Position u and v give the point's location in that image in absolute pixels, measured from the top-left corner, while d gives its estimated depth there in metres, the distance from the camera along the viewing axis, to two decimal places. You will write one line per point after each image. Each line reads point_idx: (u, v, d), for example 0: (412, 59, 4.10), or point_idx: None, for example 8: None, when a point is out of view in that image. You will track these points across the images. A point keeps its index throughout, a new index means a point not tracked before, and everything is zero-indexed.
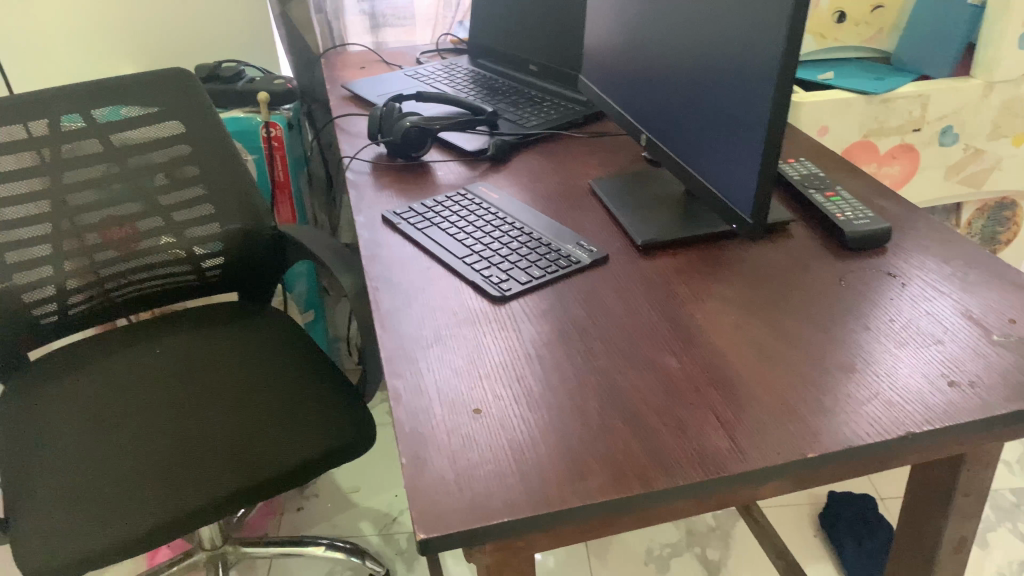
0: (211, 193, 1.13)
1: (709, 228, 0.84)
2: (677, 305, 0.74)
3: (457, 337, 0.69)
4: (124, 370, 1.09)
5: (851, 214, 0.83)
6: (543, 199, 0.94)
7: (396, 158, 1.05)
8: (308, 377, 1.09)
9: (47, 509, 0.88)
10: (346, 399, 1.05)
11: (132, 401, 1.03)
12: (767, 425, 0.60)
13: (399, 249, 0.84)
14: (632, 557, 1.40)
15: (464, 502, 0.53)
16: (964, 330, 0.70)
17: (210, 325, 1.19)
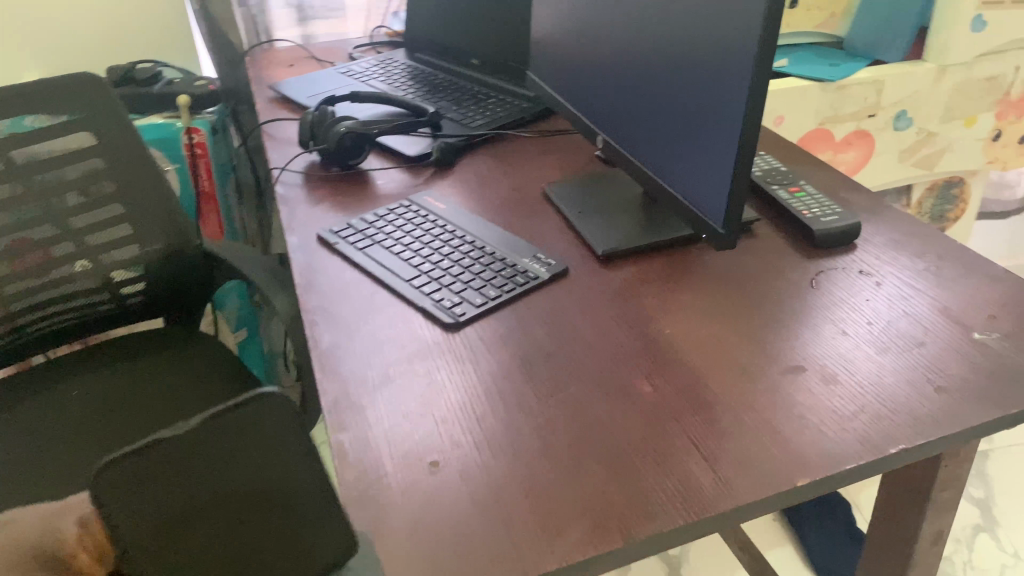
0: (131, 212, 1.04)
1: (672, 234, 0.79)
2: (644, 321, 0.69)
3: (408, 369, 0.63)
4: (42, 413, 0.99)
5: (818, 211, 0.79)
6: (493, 208, 0.88)
7: (332, 168, 0.97)
8: None
9: None
10: None
11: (51, 448, 0.94)
12: (751, 452, 0.56)
13: (339, 273, 0.77)
14: None
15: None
16: (945, 328, 0.66)
17: (136, 356, 1.09)
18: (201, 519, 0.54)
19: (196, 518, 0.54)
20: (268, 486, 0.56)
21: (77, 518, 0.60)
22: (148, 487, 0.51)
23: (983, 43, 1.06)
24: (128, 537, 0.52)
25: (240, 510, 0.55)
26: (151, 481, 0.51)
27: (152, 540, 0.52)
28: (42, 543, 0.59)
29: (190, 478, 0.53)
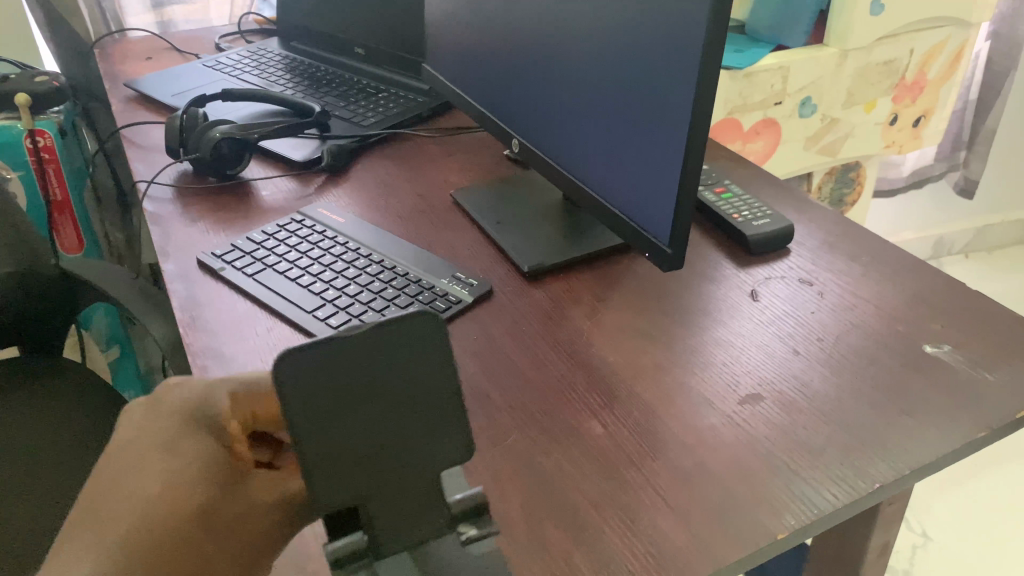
0: None
1: (600, 244, 0.73)
2: (583, 348, 0.63)
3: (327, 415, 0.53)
4: None
5: (749, 214, 0.75)
6: (400, 220, 0.79)
7: (207, 177, 0.86)
8: None
9: None
10: None
11: None
12: (721, 504, 0.50)
13: (228, 306, 0.67)
14: None
15: None
16: (895, 340, 0.62)
17: None
18: (360, 462, 0.35)
19: (355, 456, 0.35)
20: (451, 420, 0.37)
21: (232, 383, 0.42)
22: (307, 402, 0.33)
23: (882, 27, 1.05)
24: (323, 456, 0.34)
25: (422, 444, 0.36)
26: (329, 390, 0.33)
27: (342, 466, 0.34)
28: (212, 406, 0.43)
29: (347, 394, 0.34)
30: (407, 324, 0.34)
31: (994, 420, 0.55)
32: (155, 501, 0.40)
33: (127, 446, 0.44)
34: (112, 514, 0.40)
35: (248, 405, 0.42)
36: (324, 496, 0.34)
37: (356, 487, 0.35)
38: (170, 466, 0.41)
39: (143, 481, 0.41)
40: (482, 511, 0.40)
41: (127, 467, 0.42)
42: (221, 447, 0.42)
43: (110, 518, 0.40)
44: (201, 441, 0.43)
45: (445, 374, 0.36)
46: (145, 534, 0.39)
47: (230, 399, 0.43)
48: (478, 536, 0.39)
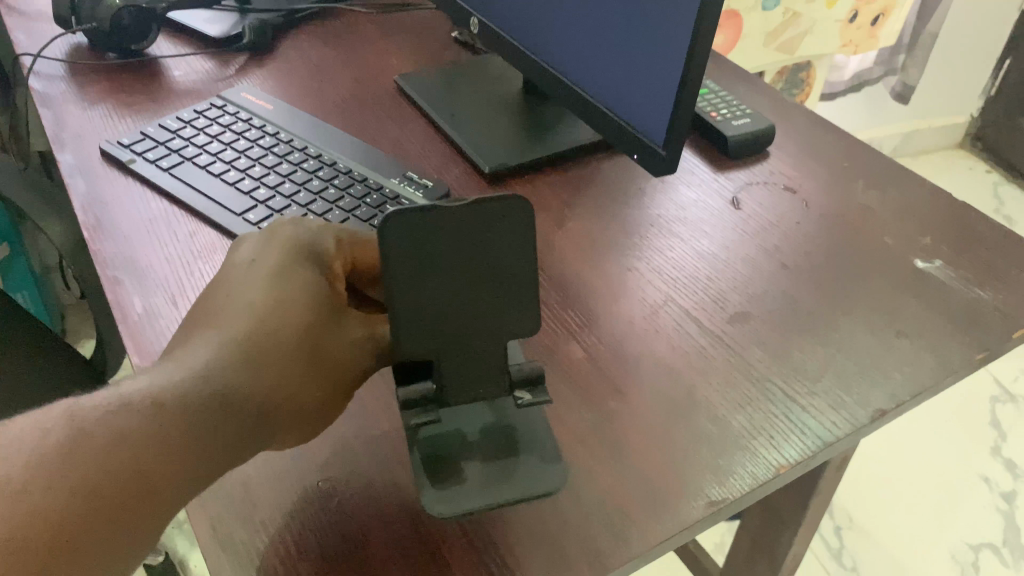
0: None
1: (567, 142, 0.66)
2: (555, 260, 0.56)
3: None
4: None
5: (727, 112, 0.69)
6: (336, 108, 0.69)
7: (106, 54, 0.73)
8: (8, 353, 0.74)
9: None
10: (75, 381, 0.73)
11: None
12: (716, 437, 0.46)
13: (140, 206, 0.57)
14: None
15: None
16: (886, 256, 0.58)
17: None
18: (447, 315, 0.40)
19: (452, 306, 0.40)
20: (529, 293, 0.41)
21: (336, 231, 0.47)
22: (416, 254, 0.39)
23: None
24: (411, 310, 0.40)
25: (501, 307, 0.41)
26: (423, 261, 0.39)
27: (433, 319, 0.40)
28: (319, 246, 0.46)
29: (441, 256, 0.39)
30: (495, 209, 0.39)
31: (993, 342, 0.52)
32: (275, 307, 0.42)
33: (236, 264, 0.45)
34: (228, 314, 0.42)
35: (359, 254, 0.47)
36: (409, 338, 0.40)
37: (438, 338, 0.40)
38: (284, 284, 0.43)
39: (255, 292, 0.43)
40: (539, 380, 0.43)
41: (237, 280, 0.44)
42: (331, 281, 0.45)
43: (227, 318, 0.41)
44: (311, 269, 0.44)
45: (531, 252, 0.41)
46: (267, 332, 0.41)
47: (340, 245, 0.47)
48: (540, 398, 0.42)
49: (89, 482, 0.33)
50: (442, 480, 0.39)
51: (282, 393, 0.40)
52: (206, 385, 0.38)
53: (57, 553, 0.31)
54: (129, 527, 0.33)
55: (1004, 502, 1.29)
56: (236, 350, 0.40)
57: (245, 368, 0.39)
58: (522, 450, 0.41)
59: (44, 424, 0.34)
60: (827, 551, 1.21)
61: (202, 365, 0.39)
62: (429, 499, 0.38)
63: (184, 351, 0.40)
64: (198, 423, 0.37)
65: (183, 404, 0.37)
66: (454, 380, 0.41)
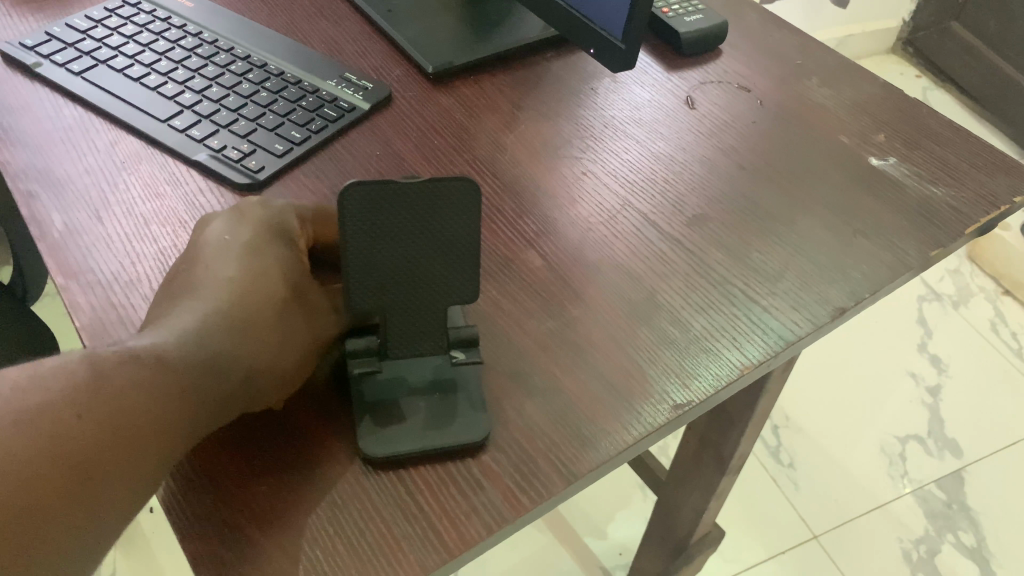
0: None
1: (514, 40, 0.62)
2: (504, 163, 0.54)
3: (198, 244, 0.41)
4: None
5: (680, 8, 0.66)
6: (262, 5, 0.64)
7: None
8: None
9: None
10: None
11: None
12: (683, 340, 0.45)
13: (51, 113, 0.52)
14: None
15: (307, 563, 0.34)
16: (840, 154, 0.58)
17: None
18: (391, 282, 0.36)
19: (397, 278, 0.36)
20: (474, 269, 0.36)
21: (297, 206, 0.44)
22: (366, 226, 0.34)
23: None
24: (361, 281, 0.35)
25: (443, 281, 0.36)
26: (371, 233, 0.34)
27: (380, 287, 0.36)
28: (285, 228, 0.42)
29: (389, 226, 0.35)
30: (450, 188, 0.34)
31: (946, 239, 0.52)
32: (253, 282, 0.39)
33: (209, 235, 0.42)
34: (205, 284, 0.39)
35: (322, 229, 0.44)
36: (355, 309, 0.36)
37: (383, 302, 0.36)
38: (256, 262, 0.40)
39: (229, 268, 0.40)
40: (476, 342, 0.41)
41: (210, 254, 0.41)
42: (298, 258, 0.42)
43: (206, 291, 0.39)
44: (284, 246, 0.42)
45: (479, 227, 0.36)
46: (246, 307, 0.38)
47: (302, 224, 0.43)
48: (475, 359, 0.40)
49: (105, 421, 0.32)
50: (380, 420, 0.38)
51: (266, 361, 0.37)
52: (196, 350, 0.36)
53: (86, 471, 0.30)
54: (132, 475, 0.32)
55: (930, 396, 1.34)
56: (221, 317, 0.38)
57: (232, 336, 0.37)
58: (467, 398, 0.39)
59: (54, 361, 0.33)
60: (767, 450, 1.25)
61: (187, 330, 0.37)
62: (364, 434, 0.37)
63: (161, 322, 0.37)
64: (194, 384, 0.35)
65: (180, 361, 0.35)
66: (399, 335, 0.39)
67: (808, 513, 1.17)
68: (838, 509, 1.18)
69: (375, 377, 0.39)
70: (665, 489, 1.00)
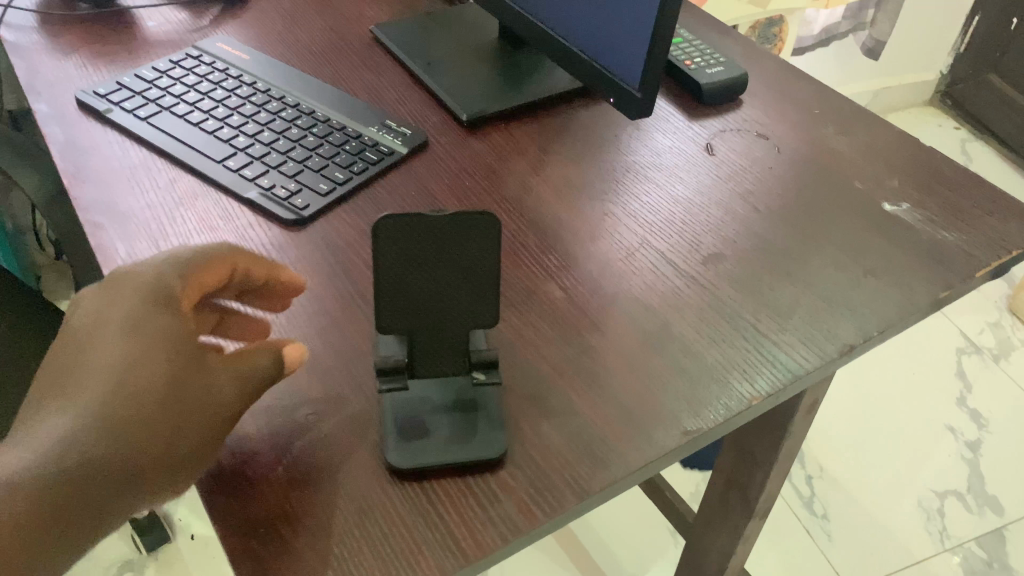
0: None
1: (543, 89, 0.66)
2: (530, 201, 0.58)
3: (84, 314, 0.38)
4: None
5: (702, 60, 0.69)
6: (312, 57, 0.69)
7: (77, 4, 0.72)
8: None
9: None
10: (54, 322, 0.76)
11: None
12: (691, 369, 0.47)
13: (119, 153, 0.57)
14: None
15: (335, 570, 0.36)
16: (855, 199, 0.60)
17: None
18: (416, 304, 0.39)
19: (421, 301, 0.39)
20: (492, 294, 0.39)
21: (176, 263, 0.40)
22: (396, 254, 0.38)
23: None
24: (389, 302, 0.39)
25: (464, 304, 0.39)
26: (398, 260, 0.38)
27: (408, 309, 0.39)
28: (172, 290, 0.39)
29: (417, 255, 0.38)
30: (470, 219, 0.37)
31: (956, 281, 0.54)
32: (132, 365, 0.36)
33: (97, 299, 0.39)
34: (81, 375, 0.36)
35: (202, 281, 0.41)
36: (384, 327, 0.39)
37: (408, 322, 0.39)
38: (139, 340, 0.37)
39: (110, 351, 0.36)
40: (496, 363, 0.44)
41: (83, 334, 0.37)
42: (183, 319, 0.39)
43: (81, 384, 0.35)
44: (177, 314, 0.38)
45: (498, 257, 0.39)
46: (125, 401, 0.35)
47: (185, 280, 0.40)
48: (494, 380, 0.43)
49: None
50: (407, 436, 0.40)
51: (147, 459, 0.35)
52: (65, 463, 0.33)
53: None
54: None
55: (969, 451, 1.33)
56: (93, 414, 0.34)
57: (101, 443, 0.34)
58: (486, 417, 0.42)
59: None
60: (799, 500, 1.25)
61: (53, 441, 0.34)
62: (391, 450, 0.40)
63: (31, 426, 0.35)
64: (56, 509, 0.33)
65: (42, 482, 0.33)
66: (425, 354, 0.42)
67: (841, 566, 1.16)
68: (873, 563, 1.17)
69: (402, 393, 0.42)
70: (692, 531, 1.01)
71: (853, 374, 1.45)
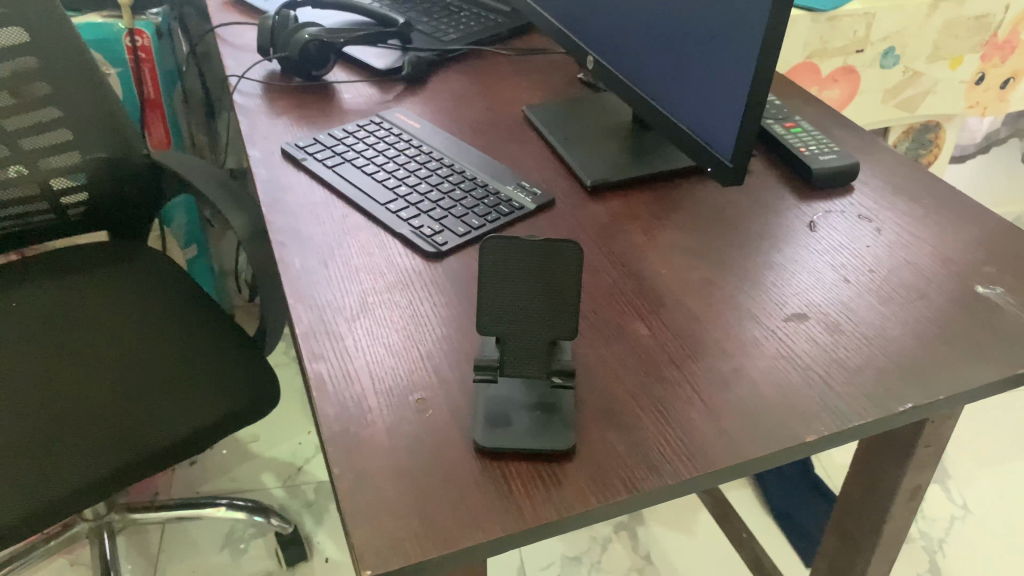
0: (77, 133, 0.97)
1: (664, 166, 0.75)
2: (636, 258, 0.66)
3: None
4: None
5: (816, 148, 0.76)
6: (470, 130, 0.82)
7: (293, 78, 0.89)
8: (198, 327, 0.98)
9: None
10: (245, 352, 0.95)
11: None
12: (754, 405, 0.53)
13: (307, 192, 0.71)
14: None
15: (417, 521, 0.44)
16: (947, 281, 0.63)
17: (92, 267, 1.06)
18: (508, 316, 0.48)
19: (513, 312, 0.48)
20: (570, 310, 0.48)
21: None
22: (496, 271, 0.47)
23: None
24: (487, 310, 0.48)
25: (547, 317, 0.48)
26: (499, 273, 0.47)
27: (501, 317, 0.48)
28: None
29: (511, 273, 0.47)
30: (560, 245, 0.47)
31: None
32: None
33: None
34: None
35: None
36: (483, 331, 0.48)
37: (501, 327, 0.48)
38: None
39: None
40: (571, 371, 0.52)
41: None
42: None
43: None
44: None
45: (577, 280, 0.47)
46: None
47: None
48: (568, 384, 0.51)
49: None
50: (493, 425, 0.49)
51: None
52: None
53: None
54: None
55: None
56: None
57: None
58: (561, 417, 0.50)
59: None
60: None
61: None
62: (479, 434, 0.48)
63: None
64: None
65: None
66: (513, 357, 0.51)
67: None
68: None
69: (492, 385, 0.51)
70: None
71: (1002, 494, 1.36)
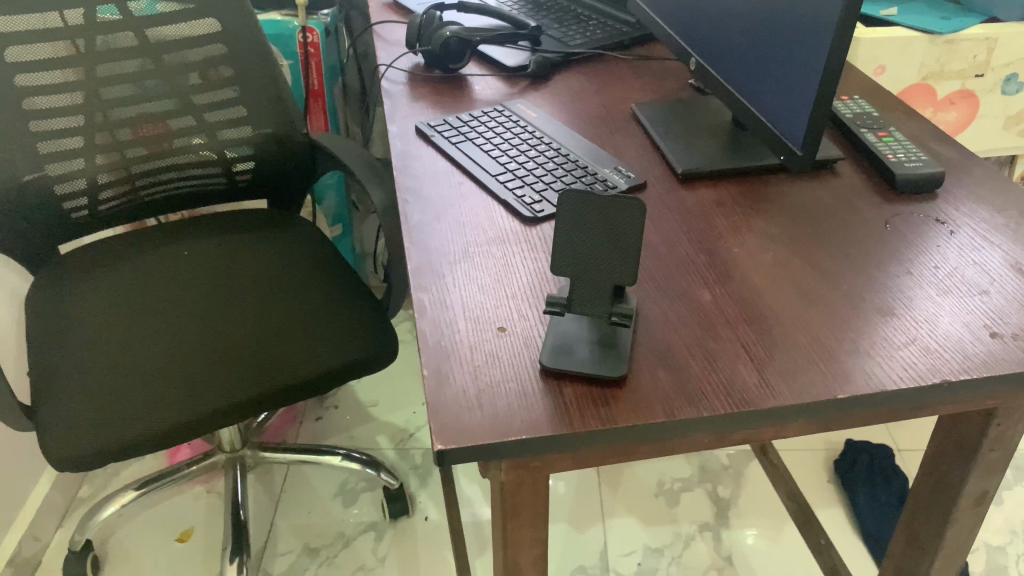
0: (250, 112, 1.13)
1: (753, 162, 0.82)
2: (713, 238, 0.73)
3: None
4: (167, 270, 1.12)
5: (903, 156, 0.80)
6: (582, 121, 0.91)
7: (434, 70, 1.01)
8: (333, 285, 1.11)
9: (79, 420, 0.90)
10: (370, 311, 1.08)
11: (169, 299, 1.07)
12: (796, 365, 0.59)
13: (432, 162, 0.83)
14: (640, 502, 1.44)
15: (486, 416, 0.54)
16: (1012, 281, 0.66)
17: (251, 228, 1.22)
18: (577, 256, 0.57)
19: (580, 252, 0.57)
20: (630, 256, 0.56)
21: None
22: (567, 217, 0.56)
23: None
24: (560, 250, 0.57)
25: (609, 258, 0.57)
26: (574, 220, 0.56)
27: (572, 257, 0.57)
28: None
29: (580, 219, 0.56)
30: (626, 202, 0.55)
31: None
32: None
33: None
34: None
35: None
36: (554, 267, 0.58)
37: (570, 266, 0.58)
38: None
39: None
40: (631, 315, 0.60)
41: None
42: None
43: None
44: None
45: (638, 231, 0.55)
46: None
47: None
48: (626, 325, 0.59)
49: None
50: (556, 352, 0.58)
51: None
52: None
53: None
54: None
55: None
56: None
57: None
58: (615, 352, 0.58)
59: None
60: None
61: None
62: (545, 357, 0.57)
63: None
64: None
65: None
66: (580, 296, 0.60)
67: None
68: None
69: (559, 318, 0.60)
70: None
71: None
